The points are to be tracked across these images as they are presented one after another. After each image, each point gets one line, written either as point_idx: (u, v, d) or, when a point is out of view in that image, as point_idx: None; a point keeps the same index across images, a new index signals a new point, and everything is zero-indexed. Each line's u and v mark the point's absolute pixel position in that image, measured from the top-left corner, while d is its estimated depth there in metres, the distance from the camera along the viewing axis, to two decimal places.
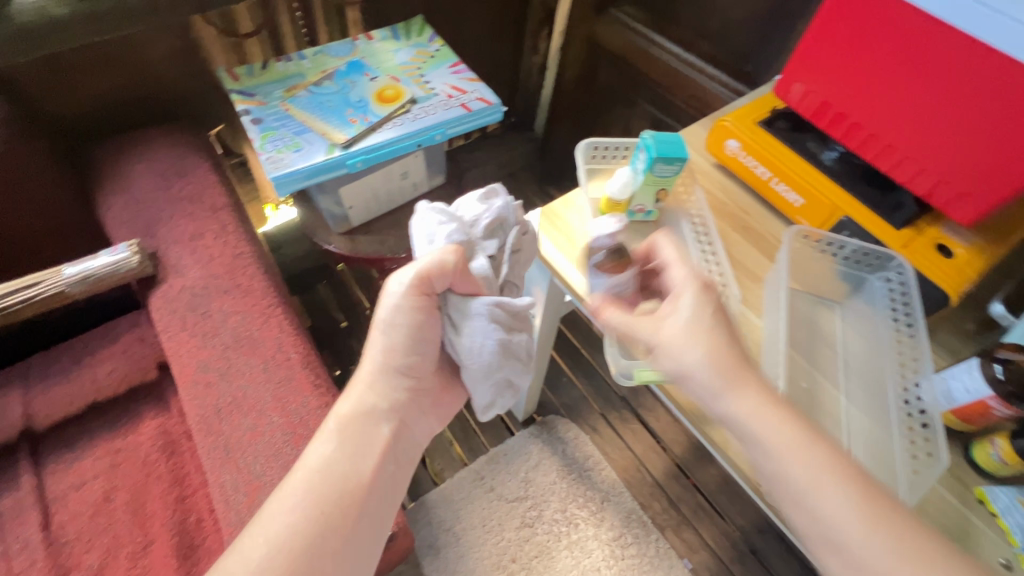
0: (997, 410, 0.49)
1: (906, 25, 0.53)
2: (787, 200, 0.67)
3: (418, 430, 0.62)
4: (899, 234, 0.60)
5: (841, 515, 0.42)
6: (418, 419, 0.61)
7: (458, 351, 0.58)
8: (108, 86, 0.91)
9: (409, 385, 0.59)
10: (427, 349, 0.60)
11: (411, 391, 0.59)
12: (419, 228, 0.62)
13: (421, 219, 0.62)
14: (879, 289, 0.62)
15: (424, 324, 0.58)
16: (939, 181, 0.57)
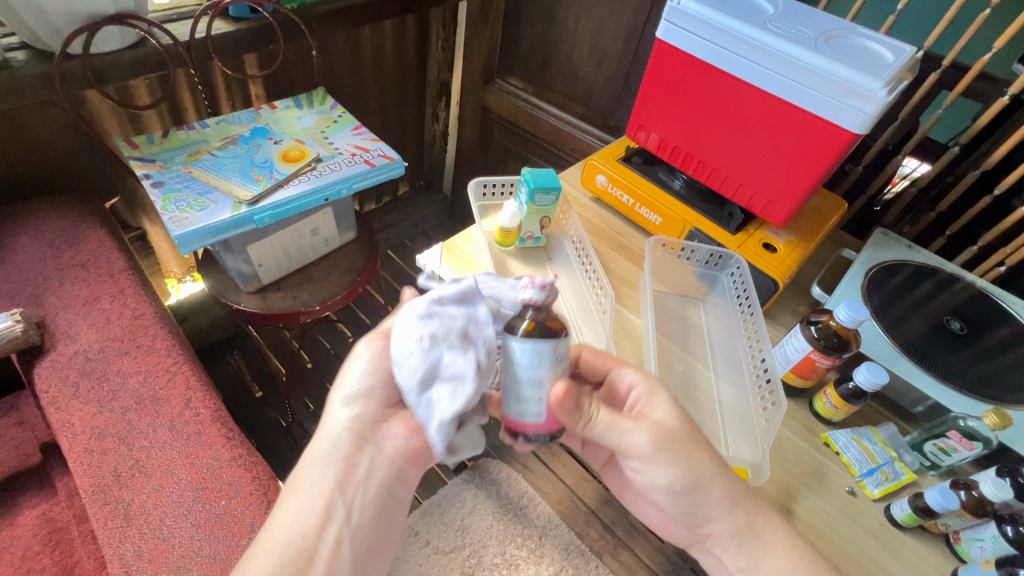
0: (821, 361, 0.61)
1: (705, 76, 0.68)
2: (649, 220, 0.81)
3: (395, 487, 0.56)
4: (735, 237, 0.74)
5: None
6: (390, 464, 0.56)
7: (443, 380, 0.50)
8: None
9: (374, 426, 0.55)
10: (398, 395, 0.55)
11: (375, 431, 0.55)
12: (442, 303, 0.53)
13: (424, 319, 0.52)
14: (728, 284, 0.76)
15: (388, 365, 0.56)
16: (753, 192, 0.71)
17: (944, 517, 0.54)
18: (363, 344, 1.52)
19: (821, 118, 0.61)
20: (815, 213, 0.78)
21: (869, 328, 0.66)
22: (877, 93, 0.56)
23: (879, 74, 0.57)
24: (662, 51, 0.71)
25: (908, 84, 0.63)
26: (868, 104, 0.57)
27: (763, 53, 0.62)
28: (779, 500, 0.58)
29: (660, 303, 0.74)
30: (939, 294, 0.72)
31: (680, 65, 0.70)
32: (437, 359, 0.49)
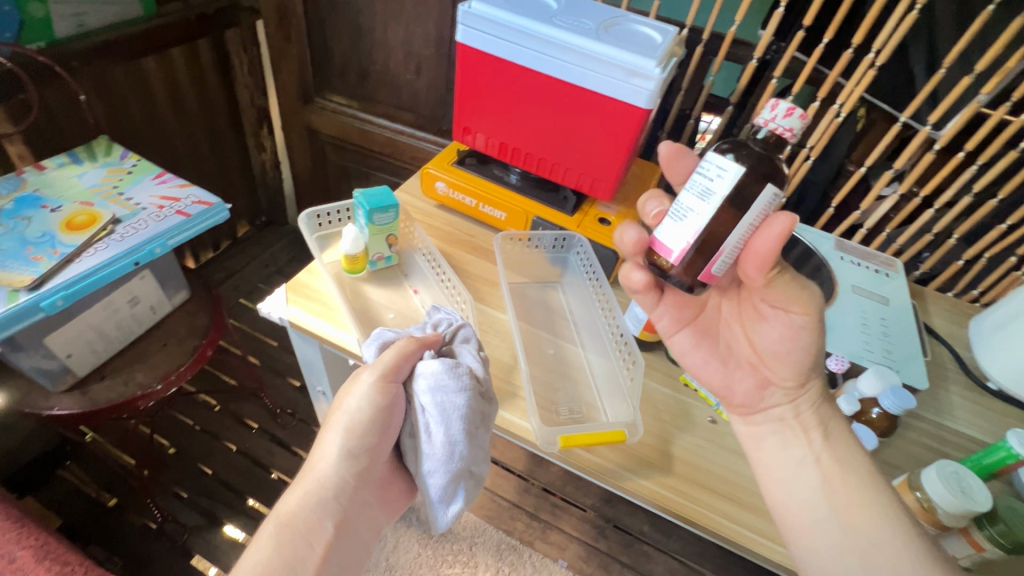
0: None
1: (510, 73, 0.71)
2: (494, 216, 0.83)
3: (363, 528, 0.61)
4: (573, 218, 0.79)
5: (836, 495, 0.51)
6: (362, 508, 0.60)
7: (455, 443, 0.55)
8: None
9: (355, 468, 0.59)
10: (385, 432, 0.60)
11: (359, 470, 0.59)
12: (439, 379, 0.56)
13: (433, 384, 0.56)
14: (576, 262, 0.81)
15: (387, 409, 0.58)
16: (579, 174, 0.77)
17: None
18: (233, 408, 1.36)
19: (616, 99, 0.67)
20: (635, 182, 0.87)
21: None
22: (653, 72, 0.63)
23: (651, 54, 0.64)
24: (466, 55, 0.72)
25: (679, 58, 0.72)
26: (649, 82, 0.64)
27: (554, 47, 0.66)
28: (657, 447, 0.64)
29: (521, 293, 0.77)
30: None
31: (486, 66, 0.72)
32: (454, 437, 0.55)
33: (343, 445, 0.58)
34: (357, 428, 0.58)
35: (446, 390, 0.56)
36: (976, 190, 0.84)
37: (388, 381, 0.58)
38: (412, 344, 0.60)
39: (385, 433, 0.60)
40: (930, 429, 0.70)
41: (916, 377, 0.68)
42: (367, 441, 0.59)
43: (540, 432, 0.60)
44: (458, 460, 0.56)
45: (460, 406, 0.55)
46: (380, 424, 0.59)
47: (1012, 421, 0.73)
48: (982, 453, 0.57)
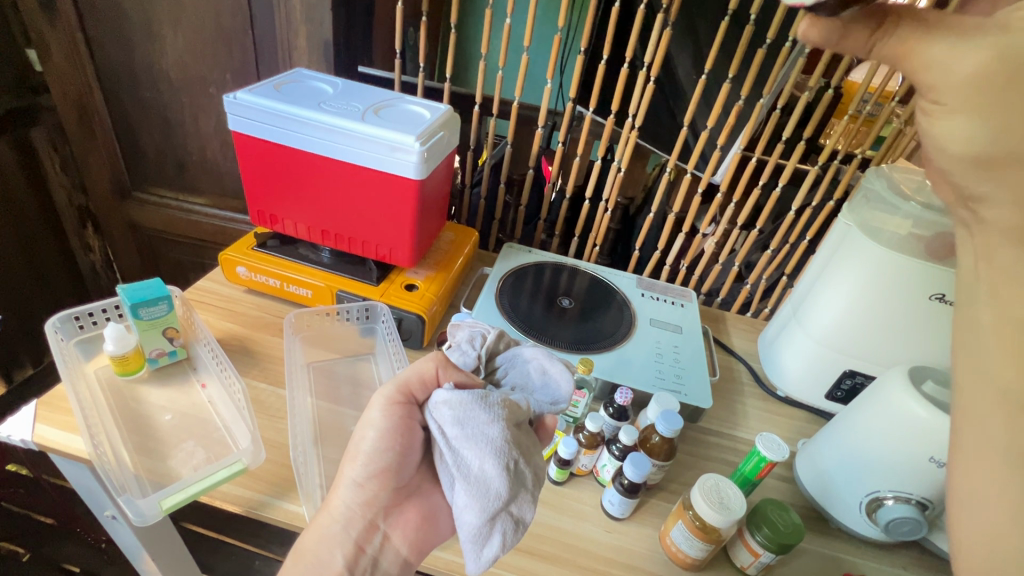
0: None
1: (289, 157, 0.73)
2: (301, 294, 0.82)
3: (390, 548, 0.56)
4: (378, 287, 0.80)
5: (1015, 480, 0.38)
6: (381, 531, 0.56)
7: (488, 479, 0.45)
8: None
9: (364, 497, 0.55)
10: (405, 455, 0.55)
11: (371, 496, 0.55)
12: (463, 413, 0.47)
13: (457, 416, 0.47)
14: (383, 330, 0.81)
15: (404, 432, 0.54)
16: (376, 244, 0.79)
17: (579, 460, 0.65)
18: (48, 556, 1.13)
19: (388, 173, 0.71)
20: (445, 247, 0.91)
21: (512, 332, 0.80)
22: (413, 147, 0.68)
23: (412, 131, 0.69)
24: (242, 141, 0.74)
25: (453, 133, 0.78)
26: (412, 156, 0.68)
27: (323, 130, 0.69)
28: None
29: (329, 370, 0.76)
30: (574, 279, 0.96)
31: (264, 152, 0.74)
32: (488, 471, 0.45)
33: (352, 472, 0.55)
34: (367, 455, 0.54)
35: (473, 418, 0.47)
36: (738, 223, 0.98)
37: (397, 401, 0.55)
38: (431, 365, 0.54)
39: (404, 456, 0.55)
40: (724, 441, 0.76)
41: (700, 396, 0.75)
42: (378, 462, 0.54)
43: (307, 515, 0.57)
44: (494, 500, 0.45)
45: (490, 432, 0.46)
46: (395, 449, 0.54)
47: (795, 420, 0.82)
48: (744, 461, 0.61)
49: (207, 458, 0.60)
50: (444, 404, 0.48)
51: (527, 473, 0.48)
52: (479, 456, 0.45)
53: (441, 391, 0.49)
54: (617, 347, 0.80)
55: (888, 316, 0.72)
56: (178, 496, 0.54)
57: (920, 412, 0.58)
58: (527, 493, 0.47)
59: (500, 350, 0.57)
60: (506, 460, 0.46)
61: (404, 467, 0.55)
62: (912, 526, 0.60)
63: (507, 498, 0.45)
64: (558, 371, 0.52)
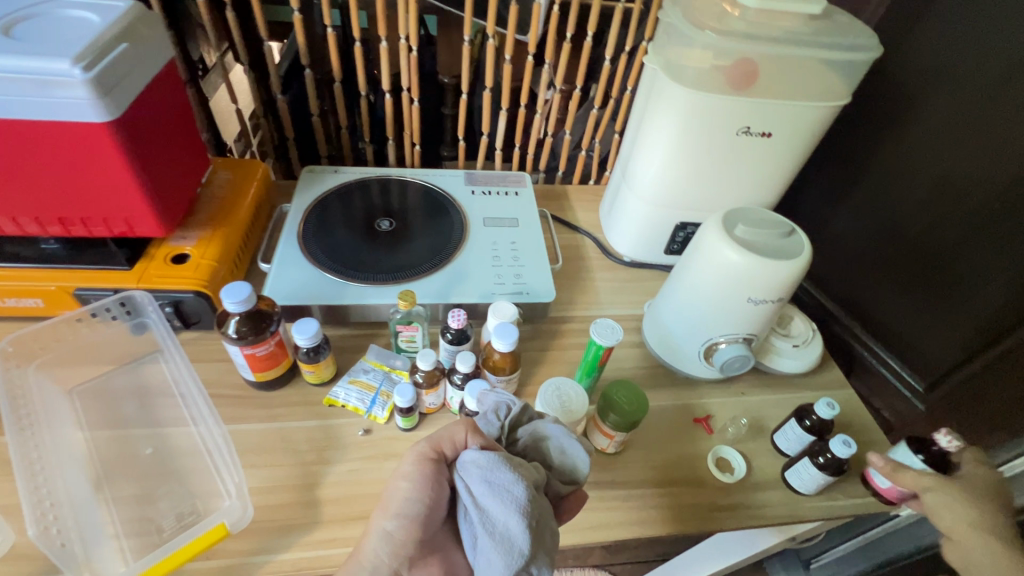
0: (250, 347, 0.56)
1: None
2: (30, 305, 0.62)
3: None
4: (133, 271, 0.62)
5: None
6: None
7: (513, 548, 0.41)
8: None
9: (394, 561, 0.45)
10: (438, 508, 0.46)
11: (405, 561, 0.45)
12: (493, 478, 0.43)
13: (485, 480, 0.43)
14: (160, 322, 0.62)
15: (437, 490, 0.46)
16: (100, 219, 0.59)
17: (424, 400, 0.59)
18: None
19: (56, 122, 0.50)
20: (219, 194, 0.73)
21: (324, 278, 0.68)
22: (72, 75, 0.47)
23: (63, 53, 0.48)
24: None
25: (151, 43, 0.57)
26: (78, 89, 0.48)
27: None
28: (301, 496, 0.54)
29: (104, 385, 0.61)
30: (397, 193, 0.83)
31: None
32: (515, 537, 0.41)
33: (383, 522, 0.46)
34: (401, 512, 0.45)
35: (502, 481, 0.43)
36: (558, 86, 0.89)
37: (429, 454, 0.47)
38: (464, 427, 0.48)
39: (437, 509, 0.46)
40: (576, 325, 0.74)
41: (543, 290, 0.70)
42: (413, 512, 0.45)
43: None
44: (516, 564, 0.41)
45: (519, 492, 0.42)
46: (430, 503, 0.46)
47: (643, 282, 0.82)
48: (587, 353, 0.59)
49: None
50: (476, 469, 0.44)
51: (547, 539, 0.43)
52: (508, 517, 0.42)
53: (473, 453, 0.45)
54: (450, 261, 0.72)
55: (703, 160, 0.69)
56: None
57: (732, 257, 0.57)
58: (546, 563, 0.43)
59: (524, 423, 0.51)
60: (533, 525, 0.42)
61: (436, 519, 0.47)
62: (742, 362, 0.63)
63: (532, 559, 0.41)
64: (575, 453, 0.48)
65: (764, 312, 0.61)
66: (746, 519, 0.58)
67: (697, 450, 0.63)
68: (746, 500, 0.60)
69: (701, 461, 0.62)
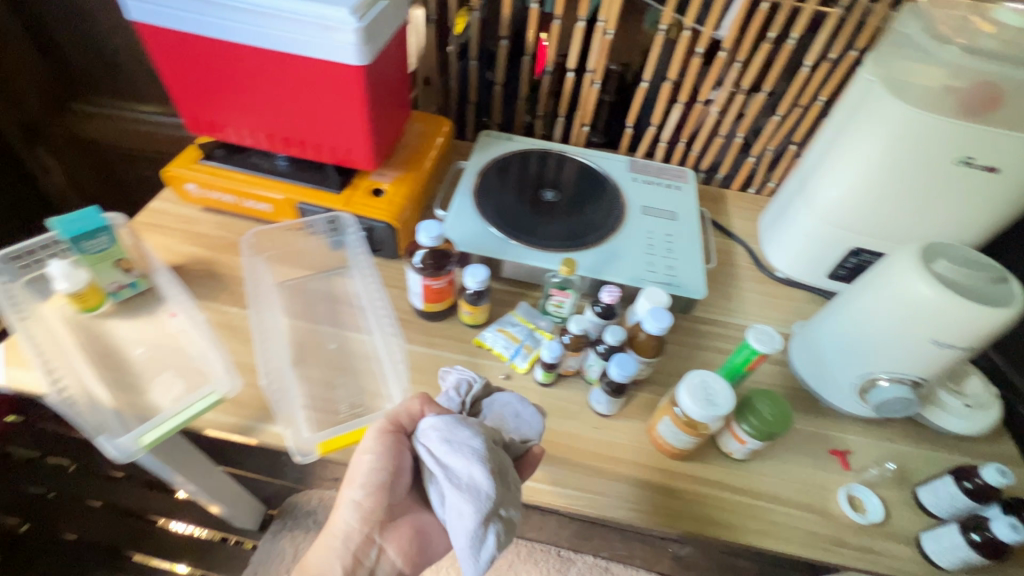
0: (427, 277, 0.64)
1: (208, 49, 0.62)
2: (261, 209, 0.75)
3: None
4: (341, 195, 0.72)
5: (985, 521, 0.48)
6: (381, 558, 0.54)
7: (479, 488, 0.47)
8: None
9: (359, 516, 0.53)
10: (399, 473, 0.54)
11: (368, 521, 0.53)
12: (453, 434, 0.50)
13: (446, 435, 0.50)
14: (354, 242, 0.74)
15: (398, 458, 0.53)
16: (330, 145, 0.70)
17: (566, 361, 0.64)
18: None
19: (326, 61, 0.60)
20: (414, 142, 0.82)
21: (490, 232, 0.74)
22: (348, 23, 0.56)
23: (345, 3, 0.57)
24: (149, 34, 0.62)
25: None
26: (348, 35, 0.57)
27: (238, 11, 0.58)
28: None
29: (303, 288, 0.72)
30: (561, 166, 0.87)
31: (180, 46, 0.63)
32: (479, 481, 0.48)
33: (352, 493, 0.53)
34: (366, 477, 0.52)
35: (460, 438, 0.50)
36: (743, 87, 0.86)
37: (387, 429, 0.53)
38: (415, 400, 0.55)
39: (396, 477, 0.54)
40: (716, 329, 0.74)
41: (694, 287, 0.70)
42: (377, 480, 0.52)
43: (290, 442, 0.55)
44: (486, 507, 0.47)
45: (476, 445, 0.49)
46: (388, 471, 0.52)
47: (794, 301, 0.79)
48: (735, 355, 0.59)
49: (182, 389, 0.59)
50: (438, 426, 0.51)
51: (508, 481, 0.50)
52: (467, 463, 0.48)
53: (430, 420, 0.52)
54: (607, 241, 0.74)
55: (903, 185, 0.64)
56: (155, 433, 0.53)
57: (925, 291, 0.53)
58: (511, 499, 0.49)
59: (484, 399, 0.59)
60: (490, 469, 0.48)
61: (399, 485, 0.54)
62: (903, 404, 0.59)
63: (498, 500, 0.48)
64: (533, 421, 0.56)
65: (944, 359, 0.56)
66: (869, 565, 0.56)
67: (827, 482, 0.61)
68: (873, 546, 0.57)
69: (829, 494, 0.60)
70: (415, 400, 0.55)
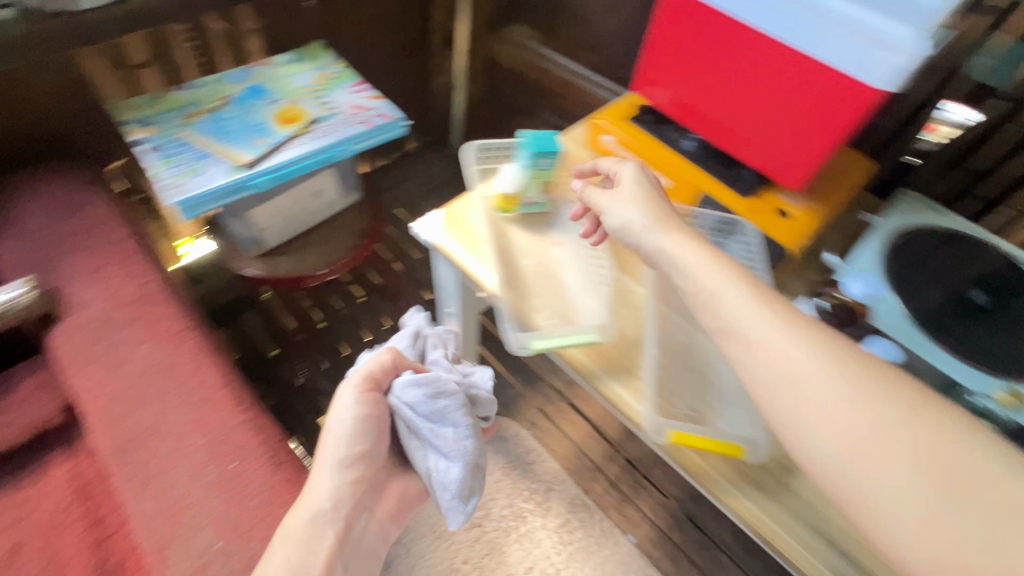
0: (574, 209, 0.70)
1: (722, 28, 0.64)
2: (657, 182, 0.76)
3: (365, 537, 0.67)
4: (746, 202, 0.71)
5: (847, 428, 0.44)
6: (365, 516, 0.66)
7: (460, 454, 0.67)
8: None
9: (352, 478, 0.64)
10: (371, 440, 0.66)
11: (354, 482, 0.64)
12: (427, 385, 0.66)
13: (406, 389, 0.66)
14: (740, 250, 0.68)
15: (369, 414, 0.66)
16: (769, 152, 0.68)
17: None
18: (373, 305, 1.52)
19: (843, 75, 0.57)
20: (833, 179, 0.73)
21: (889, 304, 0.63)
22: (910, 43, 0.53)
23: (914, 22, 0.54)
24: (678, 0, 0.66)
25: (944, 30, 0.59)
26: (899, 55, 0.53)
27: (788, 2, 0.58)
28: (776, 473, 0.57)
29: None
30: (980, 255, 0.67)
31: (695, 19, 0.66)
32: (463, 449, 0.67)
33: (335, 455, 0.64)
34: (358, 425, 0.65)
35: (445, 397, 0.66)
36: None
37: (365, 389, 0.66)
38: (393, 357, 0.69)
39: (377, 440, 0.67)
40: None
41: None
42: (359, 439, 0.65)
43: (650, 420, 0.57)
44: (471, 459, 0.69)
45: (456, 416, 0.66)
46: (370, 431, 0.66)
47: None
48: None
49: (554, 315, 0.64)
50: (413, 381, 0.66)
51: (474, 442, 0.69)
52: (454, 418, 0.66)
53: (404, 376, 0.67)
54: None
55: None
56: (544, 343, 0.60)
57: None
58: (480, 464, 0.72)
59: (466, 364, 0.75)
60: (463, 439, 0.67)
61: (377, 450, 0.68)
62: None
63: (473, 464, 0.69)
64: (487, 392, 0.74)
65: None
66: None
67: None
68: None
69: None
70: (379, 358, 0.68)
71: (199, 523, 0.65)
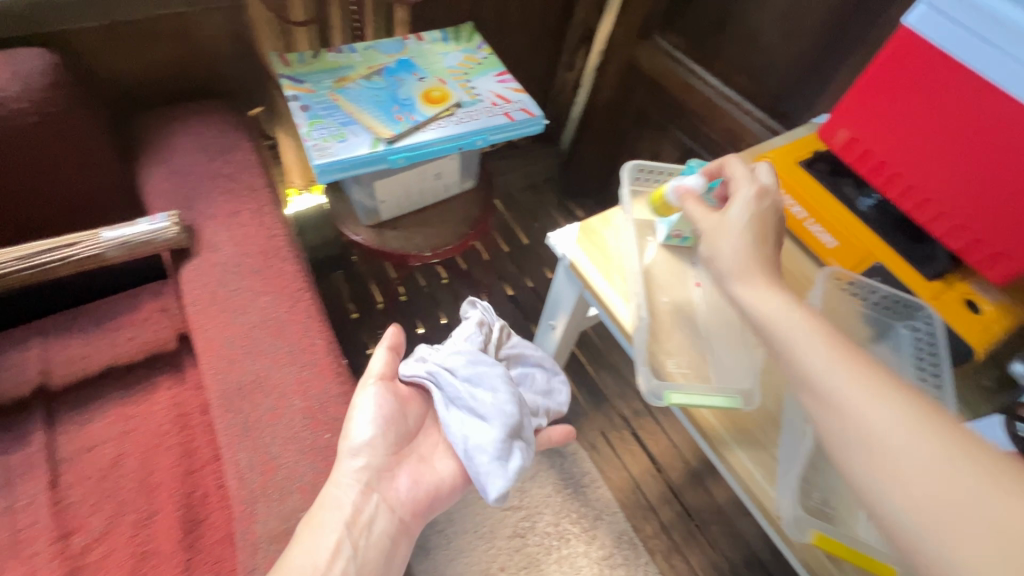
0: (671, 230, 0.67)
1: (960, 84, 0.55)
2: (820, 240, 0.67)
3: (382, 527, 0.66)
4: (930, 285, 0.62)
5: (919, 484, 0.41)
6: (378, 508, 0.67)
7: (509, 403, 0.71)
8: (149, 63, 0.93)
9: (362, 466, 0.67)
10: (389, 427, 0.71)
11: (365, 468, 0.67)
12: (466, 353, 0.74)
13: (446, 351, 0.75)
14: (907, 339, 0.62)
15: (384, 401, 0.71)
16: (977, 235, 0.58)
17: None
18: (456, 289, 1.52)
19: None
20: None
21: None
22: None
23: None
24: (907, 45, 0.58)
25: None
26: None
27: None
28: None
29: None
30: None
31: (925, 67, 0.57)
32: (505, 399, 0.71)
33: (352, 450, 0.68)
34: (376, 412, 0.70)
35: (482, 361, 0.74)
36: None
37: (385, 375, 0.72)
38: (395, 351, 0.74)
39: (394, 427, 0.71)
40: None
41: None
42: (382, 424, 0.70)
43: (789, 513, 0.51)
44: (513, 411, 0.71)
45: (497, 372, 0.73)
46: (390, 414, 0.71)
47: None
48: None
49: (688, 365, 0.60)
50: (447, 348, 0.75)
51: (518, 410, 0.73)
52: (495, 377, 0.72)
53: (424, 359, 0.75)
54: None
55: None
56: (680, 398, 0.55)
57: None
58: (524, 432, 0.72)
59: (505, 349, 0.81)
60: (510, 389, 0.72)
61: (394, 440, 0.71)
62: None
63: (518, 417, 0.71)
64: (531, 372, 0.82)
65: None
66: None
67: None
68: None
69: None
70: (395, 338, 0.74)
71: (287, 487, 0.66)
